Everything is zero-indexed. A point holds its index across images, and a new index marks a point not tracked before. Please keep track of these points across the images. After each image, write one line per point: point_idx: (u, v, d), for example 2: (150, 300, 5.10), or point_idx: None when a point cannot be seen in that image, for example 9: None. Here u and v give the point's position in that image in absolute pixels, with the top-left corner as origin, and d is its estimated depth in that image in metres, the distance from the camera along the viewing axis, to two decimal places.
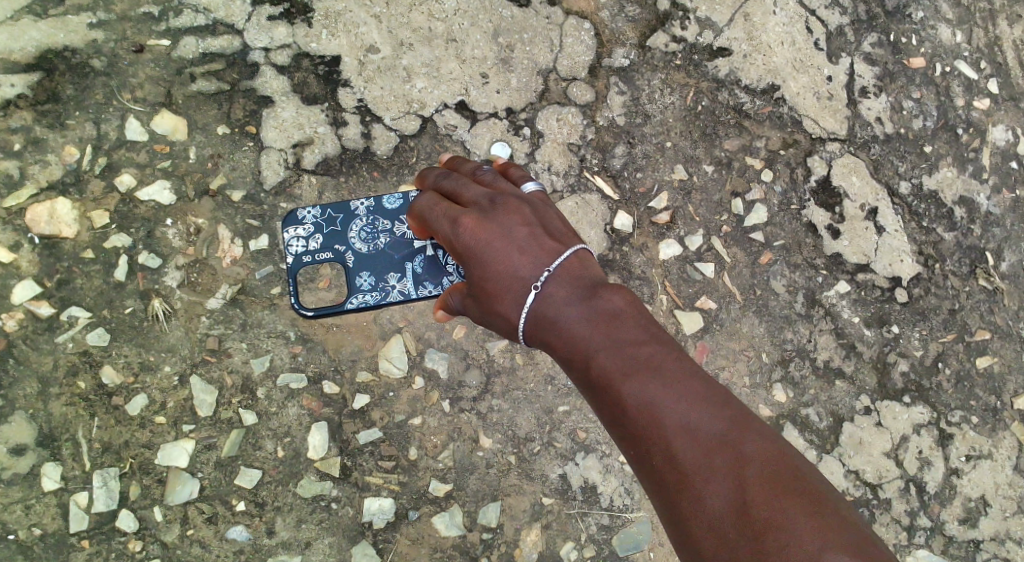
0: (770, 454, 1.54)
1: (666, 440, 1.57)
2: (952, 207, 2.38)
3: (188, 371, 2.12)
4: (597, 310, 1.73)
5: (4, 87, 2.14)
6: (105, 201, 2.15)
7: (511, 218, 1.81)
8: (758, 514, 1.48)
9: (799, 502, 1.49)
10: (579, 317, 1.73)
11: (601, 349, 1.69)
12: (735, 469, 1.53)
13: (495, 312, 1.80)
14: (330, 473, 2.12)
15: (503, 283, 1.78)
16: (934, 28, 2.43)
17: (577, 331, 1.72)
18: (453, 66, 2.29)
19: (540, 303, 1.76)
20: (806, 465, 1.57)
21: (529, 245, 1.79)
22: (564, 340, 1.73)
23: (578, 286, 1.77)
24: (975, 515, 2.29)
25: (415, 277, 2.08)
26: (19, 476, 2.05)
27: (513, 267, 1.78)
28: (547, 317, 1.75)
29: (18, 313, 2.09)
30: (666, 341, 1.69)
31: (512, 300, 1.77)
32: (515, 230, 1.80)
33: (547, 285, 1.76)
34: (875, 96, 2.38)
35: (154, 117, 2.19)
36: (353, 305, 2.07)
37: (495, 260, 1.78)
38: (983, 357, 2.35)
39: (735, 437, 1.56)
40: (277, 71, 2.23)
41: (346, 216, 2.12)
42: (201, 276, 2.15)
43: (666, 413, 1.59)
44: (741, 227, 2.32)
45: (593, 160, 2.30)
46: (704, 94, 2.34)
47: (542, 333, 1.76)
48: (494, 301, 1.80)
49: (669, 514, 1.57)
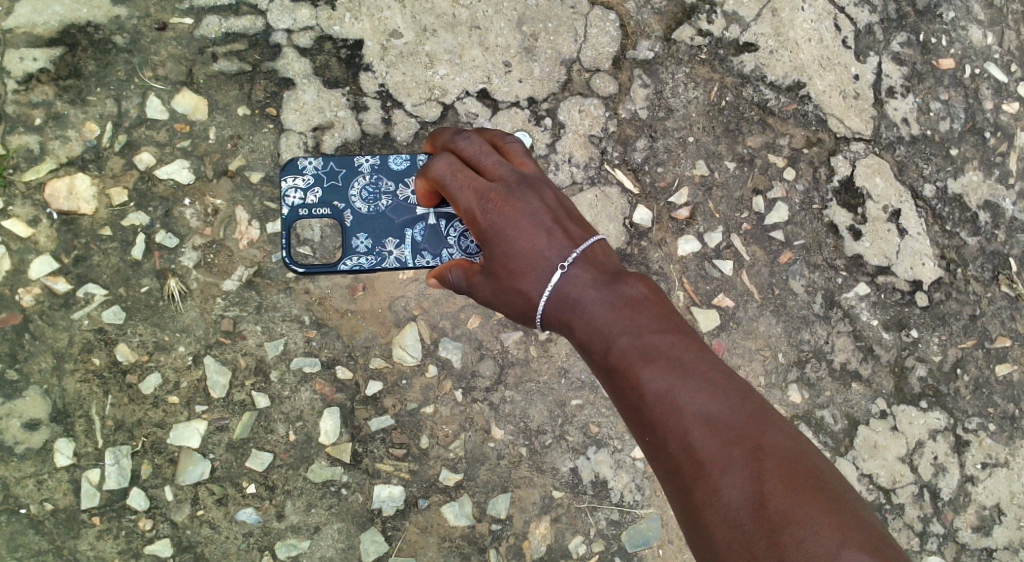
0: (790, 450, 1.54)
1: (685, 428, 1.56)
2: (976, 211, 2.35)
3: (202, 351, 2.11)
4: (620, 295, 1.71)
5: (26, 61, 2.14)
6: (124, 179, 2.14)
7: (536, 199, 1.80)
8: (777, 509, 1.47)
9: (816, 498, 1.49)
10: (601, 301, 1.71)
11: (622, 333, 1.67)
12: (755, 462, 1.52)
13: (515, 289, 1.78)
14: (341, 458, 2.12)
15: (527, 261, 1.76)
16: (965, 29, 2.39)
17: (599, 314, 1.70)
18: (476, 53, 2.27)
19: (564, 282, 1.74)
20: (824, 464, 1.57)
21: (553, 228, 1.79)
22: (584, 322, 1.71)
23: (601, 271, 1.75)
24: (989, 523, 2.27)
25: (414, 245, 2.10)
26: (32, 451, 2.06)
27: (538, 246, 1.77)
28: (569, 297, 1.73)
29: (35, 288, 2.09)
30: (688, 331, 1.68)
31: (535, 278, 1.76)
32: (539, 211, 1.79)
33: (573, 267, 1.75)
34: (902, 96, 2.35)
35: (176, 96, 2.18)
36: (347, 266, 2.08)
37: (520, 238, 1.77)
38: (1003, 365, 2.32)
39: (756, 430, 1.55)
40: (299, 53, 2.21)
41: (349, 172, 2.12)
42: (218, 258, 2.14)
43: (686, 402, 1.57)
44: (761, 225, 2.30)
45: (614, 153, 2.28)
46: (728, 90, 2.32)
47: (562, 314, 1.74)
48: (516, 279, 1.78)
49: (682, 503, 1.56)
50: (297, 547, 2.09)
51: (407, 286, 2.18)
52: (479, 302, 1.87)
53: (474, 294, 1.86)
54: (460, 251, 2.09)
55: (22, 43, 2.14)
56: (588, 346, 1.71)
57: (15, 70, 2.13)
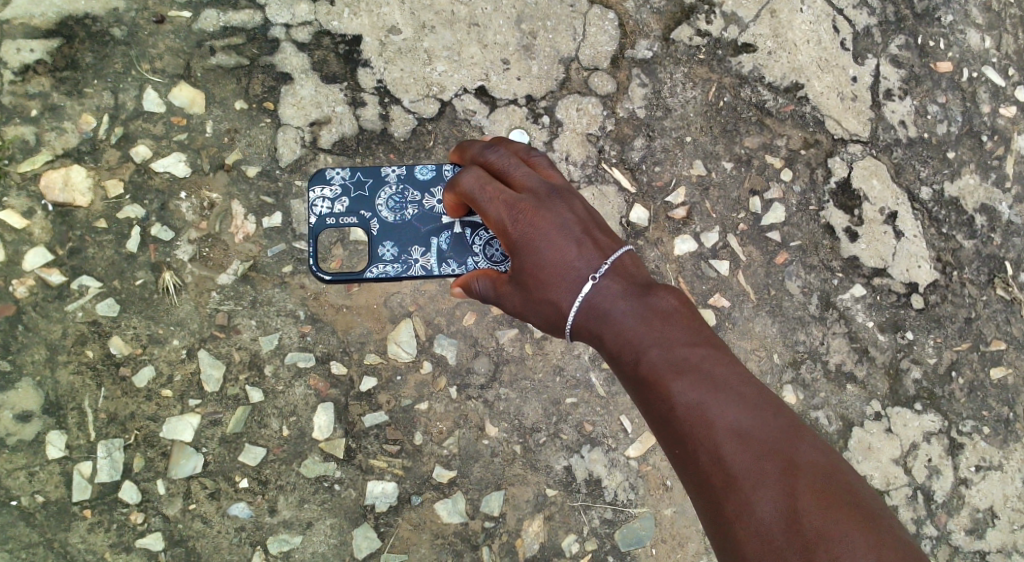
0: (823, 466, 1.53)
1: (716, 443, 1.56)
2: (973, 215, 2.35)
3: (196, 345, 2.11)
4: (651, 307, 1.70)
5: (23, 52, 2.13)
6: (119, 171, 2.14)
7: (566, 209, 1.79)
8: (810, 525, 1.47)
9: (849, 514, 1.48)
10: (631, 312, 1.70)
11: (653, 345, 1.66)
12: (788, 477, 1.51)
13: (545, 300, 1.76)
14: (334, 454, 2.11)
15: (558, 272, 1.75)
16: (963, 32, 2.39)
17: (630, 326, 1.69)
18: (475, 51, 2.26)
19: (595, 293, 1.73)
20: (857, 479, 1.56)
21: (583, 238, 1.77)
22: (616, 334, 1.71)
23: (632, 283, 1.75)
24: (982, 526, 2.27)
25: (440, 253, 2.00)
26: (24, 443, 2.05)
27: (569, 258, 1.75)
28: (599, 308, 1.73)
29: (30, 280, 2.08)
30: (719, 344, 1.67)
31: (567, 289, 1.75)
32: (570, 221, 1.78)
33: (604, 278, 1.74)
34: (900, 98, 2.35)
35: (173, 89, 2.18)
36: (372, 275, 1.99)
37: (550, 249, 1.75)
38: (997, 368, 2.32)
39: (789, 445, 1.55)
40: (297, 48, 2.21)
41: (376, 182, 2.03)
42: (213, 251, 2.14)
43: (718, 416, 1.57)
44: (758, 225, 2.30)
45: (612, 152, 2.28)
46: (726, 90, 2.32)
47: (592, 325, 1.74)
48: (544, 289, 1.76)
49: (713, 518, 1.55)
50: (289, 542, 2.09)
51: (403, 283, 2.17)
52: (506, 312, 1.85)
53: (499, 304, 1.85)
54: (484, 259, 2.00)
55: (19, 34, 2.13)
56: (618, 356, 1.70)
57: (12, 60, 2.12)
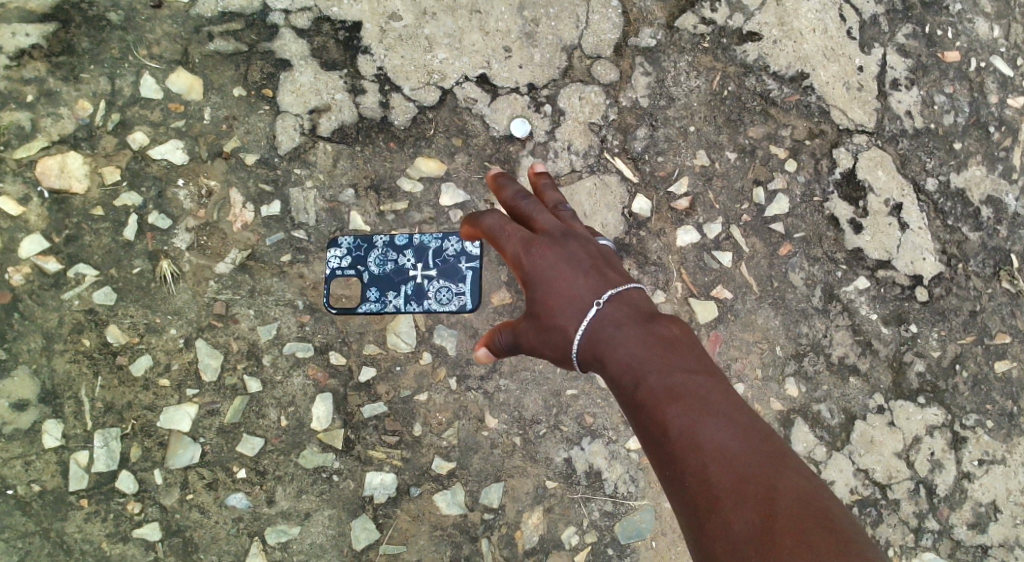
0: (808, 493, 1.47)
1: (702, 464, 1.51)
2: (979, 206, 2.32)
3: (194, 334, 2.09)
4: (653, 334, 1.67)
5: (18, 36, 2.11)
6: (116, 158, 2.12)
7: (579, 245, 1.79)
8: (787, 549, 1.40)
9: (829, 540, 1.41)
10: (631, 337, 1.67)
11: (653, 369, 1.62)
12: (769, 501, 1.45)
13: (553, 331, 1.75)
14: (333, 445, 2.10)
15: (564, 301, 1.74)
16: (971, 21, 2.36)
17: (629, 349, 1.66)
18: (476, 38, 2.23)
19: (599, 320, 1.71)
20: (845, 512, 1.49)
21: (592, 270, 1.77)
22: (616, 358, 1.67)
23: (637, 311, 1.72)
24: (984, 520, 2.26)
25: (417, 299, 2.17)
26: (20, 432, 2.04)
27: (575, 287, 1.75)
28: (601, 333, 1.70)
29: (26, 268, 2.07)
30: (719, 375, 1.63)
31: (571, 316, 1.73)
32: (581, 256, 1.78)
33: (608, 305, 1.72)
34: (907, 88, 2.32)
35: (170, 75, 2.15)
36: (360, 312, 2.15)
37: (559, 281, 1.76)
38: (1002, 362, 2.29)
39: (775, 471, 1.49)
40: (296, 34, 2.18)
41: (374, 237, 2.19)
42: (211, 240, 2.12)
43: (706, 437, 1.52)
44: (762, 216, 2.27)
45: (614, 141, 2.25)
46: (731, 79, 2.29)
47: (592, 352, 1.71)
48: (553, 321, 1.75)
49: (694, 540, 1.50)
50: (286, 533, 2.07)
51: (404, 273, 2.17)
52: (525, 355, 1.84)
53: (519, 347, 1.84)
54: (441, 304, 2.16)
55: (14, 18, 2.11)
56: (617, 381, 1.66)
57: (8, 45, 2.10)
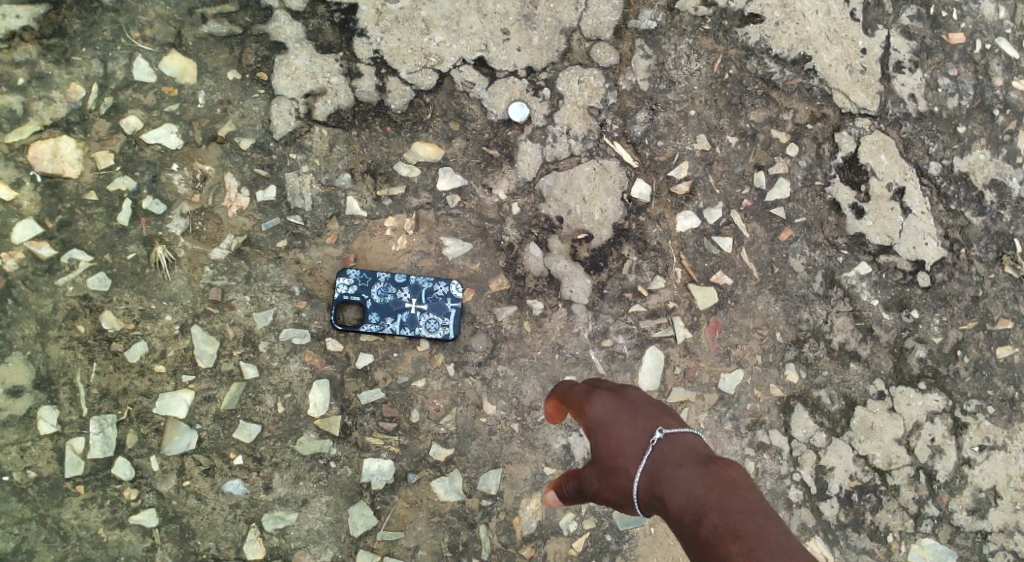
0: None
1: None
2: (982, 191, 2.30)
3: (190, 321, 2.08)
4: (712, 474, 1.62)
5: (9, 18, 2.07)
6: (109, 142, 2.09)
7: (642, 399, 1.79)
8: None
9: None
10: (687, 475, 1.63)
11: (713, 507, 1.57)
12: None
13: (613, 474, 1.70)
14: (330, 432, 2.09)
15: (622, 441, 1.71)
16: (977, 3, 2.33)
17: (686, 486, 1.61)
18: (474, 20, 2.19)
19: (656, 460, 1.66)
20: None
21: (653, 418, 1.74)
22: (674, 498, 1.61)
23: (697, 455, 1.67)
24: (984, 506, 2.25)
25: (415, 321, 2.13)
26: (15, 418, 2.02)
27: (634, 430, 1.72)
28: (659, 473, 1.65)
29: (19, 253, 2.04)
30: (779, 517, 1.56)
31: (631, 456, 1.68)
32: (643, 405, 1.77)
33: (665, 444, 1.68)
34: (910, 71, 2.29)
35: (163, 58, 2.12)
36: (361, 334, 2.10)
37: (618, 426, 1.73)
38: (1004, 347, 2.28)
39: None
40: (291, 17, 2.15)
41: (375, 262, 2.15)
42: (207, 225, 2.10)
43: None
44: (762, 201, 2.25)
45: (614, 125, 2.23)
46: (732, 62, 2.26)
47: (651, 493, 1.65)
48: (613, 462, 1.71)
49: None
50: (284, 519, 2.07)
51: (401, 259, 2.16)
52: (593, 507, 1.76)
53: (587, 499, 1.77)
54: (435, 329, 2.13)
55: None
56: (677, 522, 1.60)
57: None
